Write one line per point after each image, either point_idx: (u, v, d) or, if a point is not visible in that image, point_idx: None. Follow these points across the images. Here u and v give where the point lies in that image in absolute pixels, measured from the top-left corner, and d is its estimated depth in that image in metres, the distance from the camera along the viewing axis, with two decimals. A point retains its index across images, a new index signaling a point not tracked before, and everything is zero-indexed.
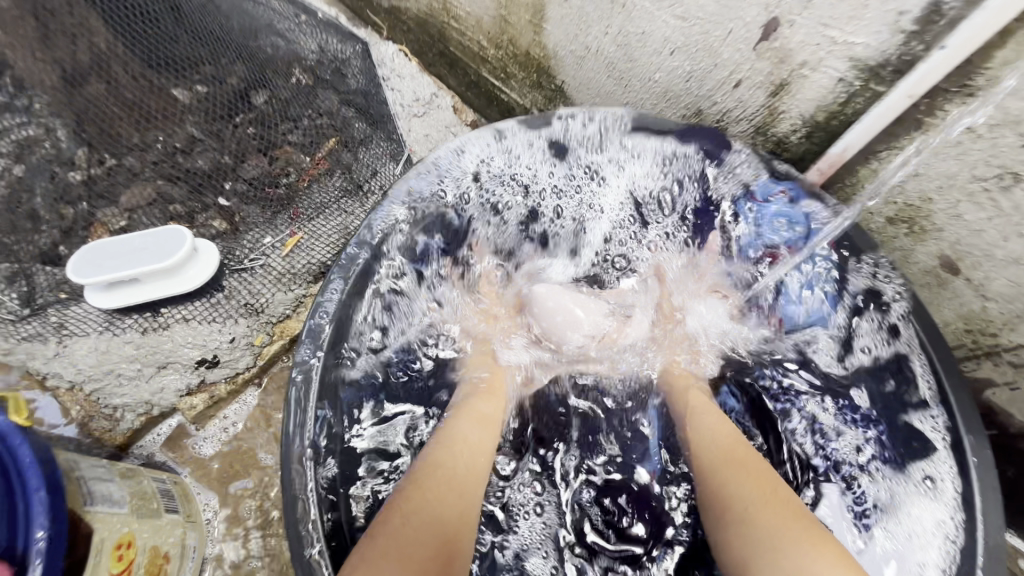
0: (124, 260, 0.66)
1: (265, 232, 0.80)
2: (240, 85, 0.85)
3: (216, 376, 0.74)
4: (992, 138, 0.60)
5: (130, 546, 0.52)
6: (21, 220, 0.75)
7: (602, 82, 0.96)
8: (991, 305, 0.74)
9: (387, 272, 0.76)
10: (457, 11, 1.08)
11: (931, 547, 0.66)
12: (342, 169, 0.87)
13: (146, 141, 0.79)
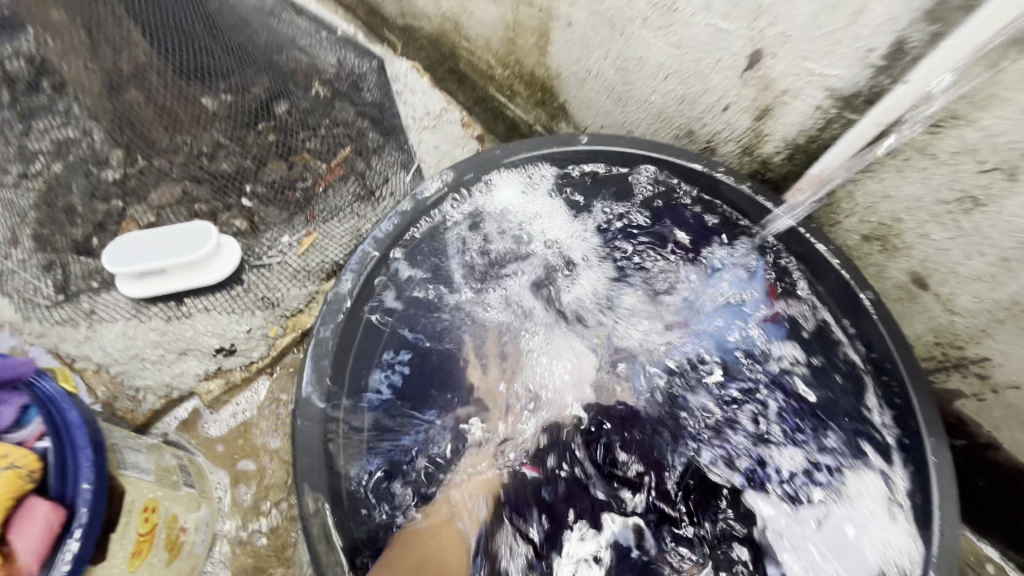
0: (155, 253, 0.72)
1: (281, 232, 0.84)
2: (263, 94, 0.92)
3: (231, 365, 0.79)
4: (952, 164, 0.66)
5: (155, 511, 0.58)
6: (58, 214, 0.81)
7: (601, 102, 1.03)
8: (958, 319, 0.79)
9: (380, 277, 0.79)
10: (468, 31, 1.15)
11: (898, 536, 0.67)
12: (356, 176, 0.93)
13: (175, 144, 0.87)
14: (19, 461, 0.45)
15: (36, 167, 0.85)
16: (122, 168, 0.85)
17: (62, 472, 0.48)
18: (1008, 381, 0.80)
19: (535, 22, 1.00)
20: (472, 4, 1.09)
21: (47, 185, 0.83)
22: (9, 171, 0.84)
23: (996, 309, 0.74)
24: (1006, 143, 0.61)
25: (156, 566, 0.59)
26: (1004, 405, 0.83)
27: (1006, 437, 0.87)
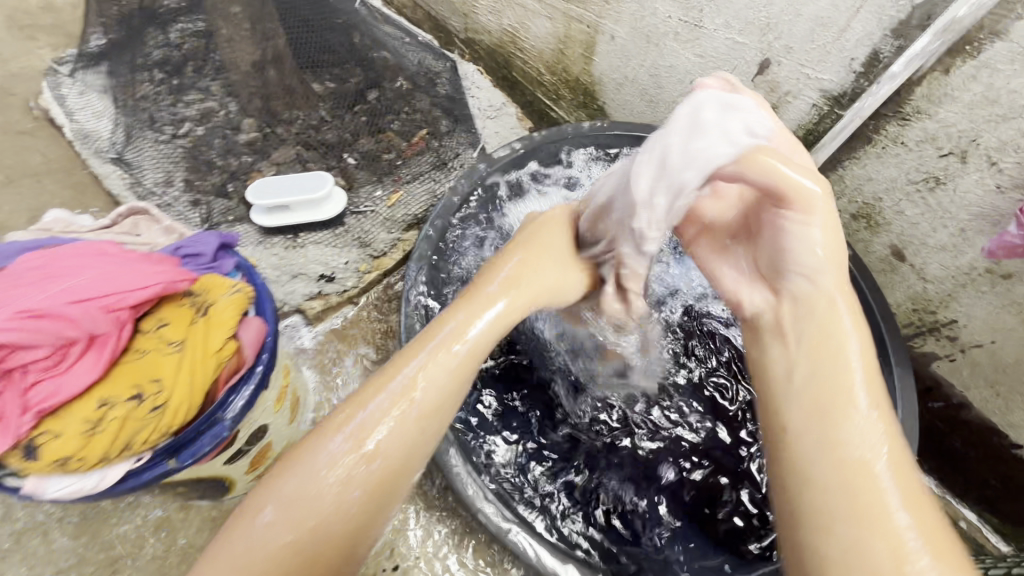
0: (285, 192, 0.93)
1: (375, 188, 1.05)
2: (360, 84, 1.16)
3: (330, 290, 0.97)
4: (919, 150, 0.83)
5: (288, 374, 0.77)
6: (202, 164, 1.03)
7: (635, 104, 1.23)
8: (930, 286, 0.95)
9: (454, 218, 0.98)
10: (523, 44, 1.36)
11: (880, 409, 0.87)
12: (432, 151, 1.13)
13: (292, 118, 1.09)
14: (241, 287, 0.59)
15: (184, 130, 1.07)
16: (251, 134, 1.07)
17: (256, 303, 0.61)
18: (973, 340, 0.95)
19: (583, 37, 1.21)
20: (529, 20, 1.30)
21: (193, 143, 1.05)
22: (164, 131, 1.06)
23: (959, 274, 0.90)
24: (957, 132, 0.78)
25: (284, 419, 0.77)
26: (972, 364, 0.98)
27: (976, 396, 1.01)
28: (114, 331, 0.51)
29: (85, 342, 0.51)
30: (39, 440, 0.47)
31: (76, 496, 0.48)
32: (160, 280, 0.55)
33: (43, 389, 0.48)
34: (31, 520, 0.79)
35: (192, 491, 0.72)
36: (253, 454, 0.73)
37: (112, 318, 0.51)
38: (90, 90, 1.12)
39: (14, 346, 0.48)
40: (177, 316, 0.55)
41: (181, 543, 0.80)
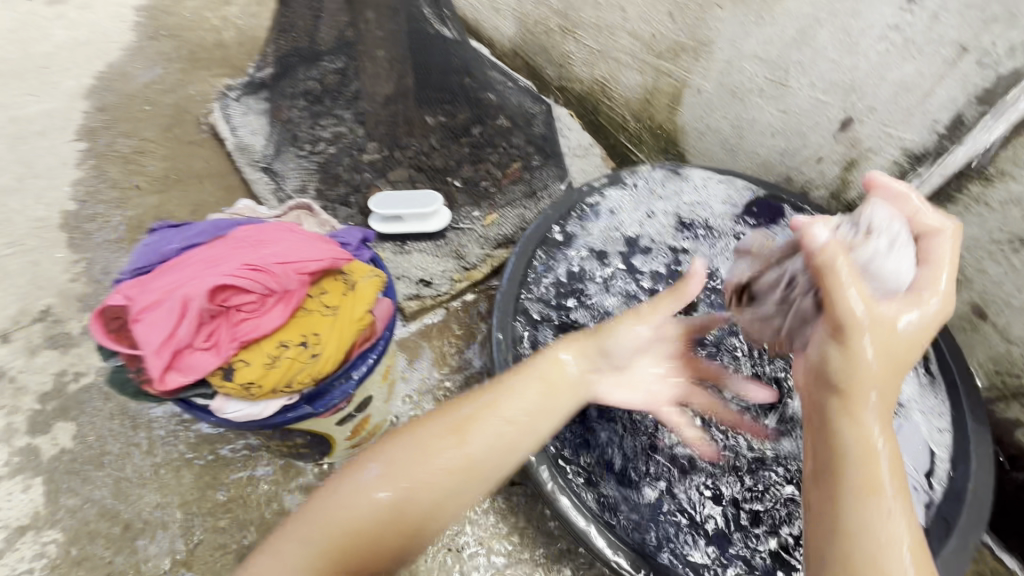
0: (400, 205, 1.09)
1: (473, 209, 1.20)
2: (466, 119, 1.30)
3: (426, 293, 1.10)
4: (1002, 211, 0.86)
5: (392, 357, 0.89)
6: (331, 178, 1.22)
7: (716, 152, 1.31)
8: (1014, 347, 0.94)
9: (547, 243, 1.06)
10: (612, 93, 1.49)
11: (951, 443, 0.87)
12: (524, 181, 1.26)
13: (408, 144, 1.27)
14: (378, 273, 0.70)
15: (320, 148, 1.27)
16: (374, 155, 1.25)
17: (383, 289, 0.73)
18: None
19: (670, 89, 1.32)
20: (620, 72, 1.43)
21: (327, 160, 1.24)
22: (304, 148, 1.26)
23: None
24: None
25: (382, 396, 0.89)
26: None
27: None
28: (299, 290, 0.61)
29: (276, 294, 0.60)
30: (232, 368, 0.57)
31: (244, 418, 0.59)
32: (331, 254, 0.65)
33: (245, 326, 0.58)
34: (167, 456, 0.94)
35: (302, 445, 0.84)
36: (356, 421, 0.85)
37: (300, 280, 0.61)
38: (249, 112, 1.36)
39: (228, 290, 0.58)
40: (332, 287, 0.65)
41: (283, 493, 0.92)
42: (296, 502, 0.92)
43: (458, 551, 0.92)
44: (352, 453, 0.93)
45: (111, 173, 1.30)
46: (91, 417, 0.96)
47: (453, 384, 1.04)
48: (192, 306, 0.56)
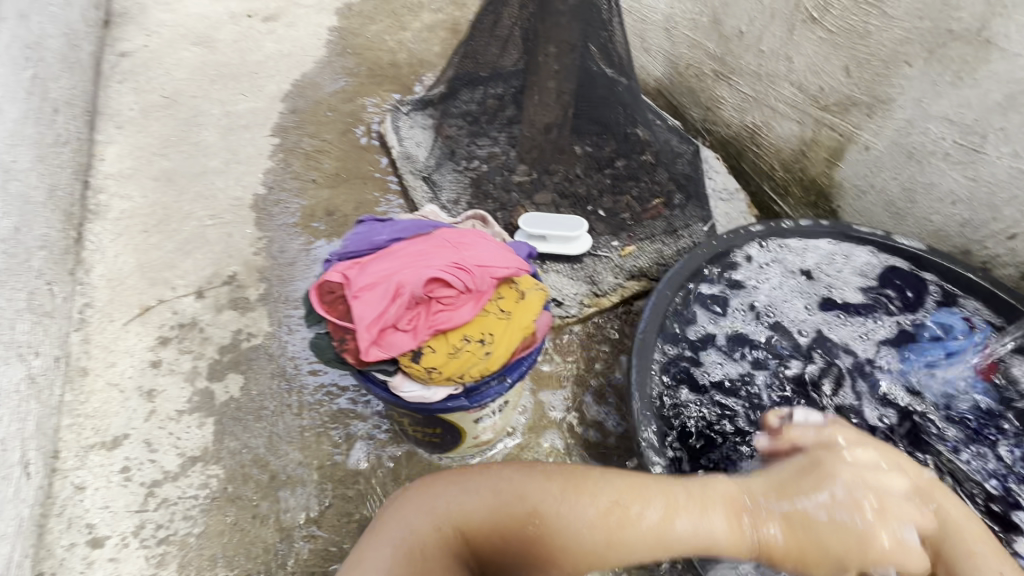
0: (546, 226, 1.15)
1: (612, 239, 1.23)
2: (612, 152, 1.34)
3: (557, 312, 1.13)
4: None
5: None
6: (482, 194, 1.32)
7: (876, 213, 1.23)
8: None
9: (686, 287, 1.06)
10: (762, 140, 1.46)
11: None
12: (664, 219, 1.28)
13: (555, 170, 1.33)
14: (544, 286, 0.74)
15: (475, 165, 1.37)
16: (522, 177, 1.33)
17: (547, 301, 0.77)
18: None
19: (832, 143, 1.27)
20: (775, 120, 1.40)
21: (480, 176, 1.34)
22: (461, 164, 1.38)
23: None
24: None
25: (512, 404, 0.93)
26: None
27: None
28: (487, 292, 0.68)
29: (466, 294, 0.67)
30: (423, 351, 0.64)
31: (417, 399, 0.66)
32: (515, 265, 0.71)
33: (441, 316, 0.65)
34: (314, 421, 1.04)
35: (437, 435, 0.90)
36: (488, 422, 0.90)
37: (489, 285, 0.68)
38: (415, 126, 1.50)
39: (433, 282, 0.67)
40: (508, 293, 0.70)
41: (406, 476, 0.99)
42: None
43: None
44: (475, 450, 0.98)
45: (295, 166, 1.50)
46: (257, 373, 1.10)
47: (572, 404, 1.07)
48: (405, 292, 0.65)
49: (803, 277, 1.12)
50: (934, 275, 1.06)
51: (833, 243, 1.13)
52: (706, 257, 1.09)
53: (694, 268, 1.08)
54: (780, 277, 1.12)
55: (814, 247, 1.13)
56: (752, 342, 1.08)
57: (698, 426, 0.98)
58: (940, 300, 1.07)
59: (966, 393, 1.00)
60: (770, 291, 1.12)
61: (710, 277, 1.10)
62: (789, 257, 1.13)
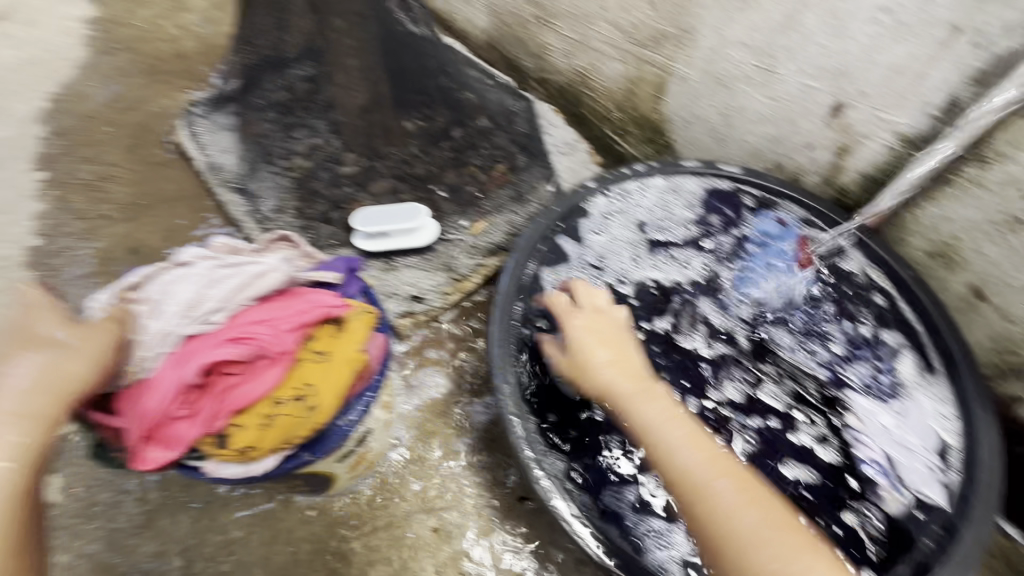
0: (384, 221, 1.04)
1: (459, 218, 1.14)
2: (445, 122, 1.29)
3: (418, 309, 1.07)
4: (1000, 192, 0.85)
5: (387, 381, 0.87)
6: (310, 194, 1.17)
7: (703, 141, 1.28)
8: (1015, 327, 0.94)
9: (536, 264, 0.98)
10: (593, 84, 1.44)
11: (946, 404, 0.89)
12: (511, 184, 1.23)
13: (387, 154, 1.22)
14: (367, 307, 0.67)
15: (296, 164, 1.21)
16: (352, 168, 1.20)
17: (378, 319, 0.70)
18: None
19: (654, 78, 1.29)
20: (602, 62, 1.38)
21: (305, 176, 1.19)
22: (280, 165, 1.21)
23: None
24: None
25: (380, 423, 0.86)
26: None
27: None
28: (295, 343, 0.61)
29: (274, 356, 0.59)
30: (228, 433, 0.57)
31: (245, 475, 0.59)
32: (322, 304, 0.64)
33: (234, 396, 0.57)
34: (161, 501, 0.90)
35: (304, 486, 0.81)
36: (355, 455, 0.82)
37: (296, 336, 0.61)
38: (217, 128, 1.29)
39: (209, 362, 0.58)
40: (322, 334, 0.63)
41: (288, 530, 0.91)
42: (300, 536, 0.91)
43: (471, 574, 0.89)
44: (357, 479, 0.91)
45: (77, 203, 1.24)
46: (77, 467, 0.92)
47: (449, 402, 1.02)
48: (168, 389, 0.57)
49: (645, 218, 1.09)
50: (762, 193, 1.05)
51: (667, 179, 1.07)
52: (548, 225, 1.00)
53: (536, 241, 0.99)
54: (623, 224, 1.08)
55: (651, 184, 1.07)
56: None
57: (568, 416, 0.93)
58: (770, 213, 1.05)
59: (797, 294, 1.05)
60: (609, 246, 1.08)
61: (557, 243, 1.02)
62: (630, 201, 1.07)
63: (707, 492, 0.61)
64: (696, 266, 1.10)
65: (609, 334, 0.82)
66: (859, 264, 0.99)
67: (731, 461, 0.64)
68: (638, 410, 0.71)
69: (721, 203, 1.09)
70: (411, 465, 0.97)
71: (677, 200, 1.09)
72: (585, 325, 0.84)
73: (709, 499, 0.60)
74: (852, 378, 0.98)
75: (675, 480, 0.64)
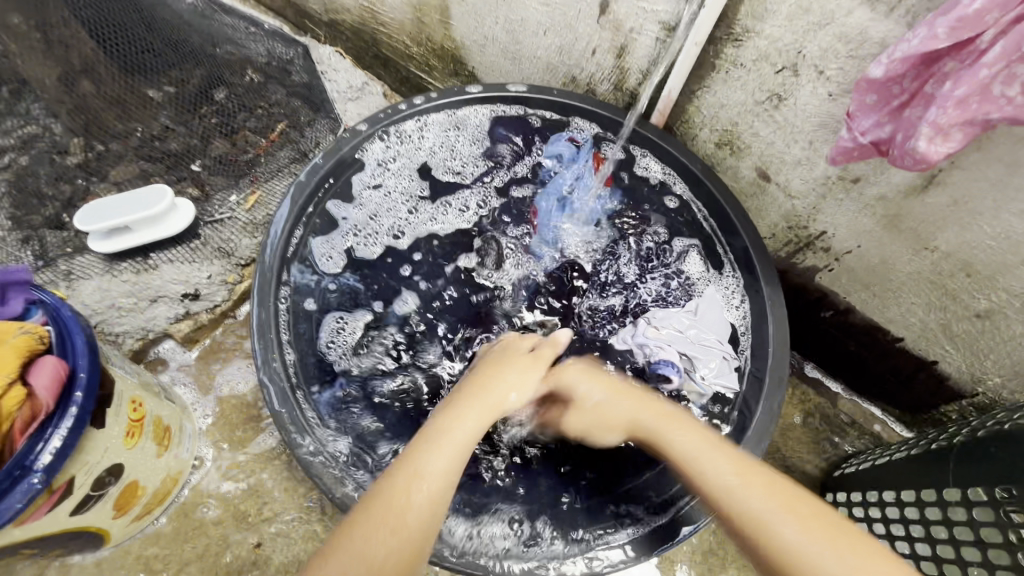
0: (119, 212, 0.85)
1: (230, 193, 0.99)
2: (201, 84, 1.05)
3: (197, 308, 0.92)
4: (757, 69, 0.84)
5: (142, 404, 0.72)
6: (30, 197, 0.93)
7: (501, 64, 1.18)
8: (797, 202, 0.97)
9: (309, 227, 0.90)
10: (382, 17, 1.25)
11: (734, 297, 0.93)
12: (291, 144, 1.07)
13: (127, 131, 1.00)
14: (30, 328, 0.54)
15: (4, 161, 0.96)
16: (82, 156, 0.98)
17: (58, 338, 0.56)
18: (843, 247, 0.98)
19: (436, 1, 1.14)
20: None
21: (17, 175, 0.95)
22: None
23: (818, 185, 0.92)
24: (784, 46, 0.79)
25: (148, 452, 0.73)
26: (847, 271, 1.01)
27: (856, 300, 1.04)
28: None
29: None
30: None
31: None
32: None
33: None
34: None
35: (55, 549, 0.67)
36: (114, 496, 0.69)
37: None
38: None
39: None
40: None
41: None
42: None
43: None
44: (142, 523, 0.78)
45: None
46: None
47: (258, 402, 0.91)
48: None
49: (433, 159, 1.03)
50: (550, 110, 1.01)
51: (450, 113, 0.99)
52: (319, 180, 0.90)
53: (303, 202, 0.88)
54: (407, 167, 1.01)
55: (435, 119, 0.99)
56: (390, 267, 0.97)
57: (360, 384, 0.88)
58: (558, 138, 1.04)
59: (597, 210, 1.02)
60: (394, 197, 1.00)
61: (333, 200, 0.93)
62: (413, 142, 1.00)
63: (757, 523, 0.56)
64: (483, 201, 1.04)
65: (621, 393, 0.74)
66: (653, 170, 0.99)
67: (771, 482, 0.60)
68: (668, 441, 0.67)
69: (506, 134, 1.04)
70: (221, 483, 0.85)
71: (465, 136, 1.03)
72: (601, 387, 0.75)
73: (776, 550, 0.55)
74: (647, 294, 0.99)
75: (712, 498, 0.60)
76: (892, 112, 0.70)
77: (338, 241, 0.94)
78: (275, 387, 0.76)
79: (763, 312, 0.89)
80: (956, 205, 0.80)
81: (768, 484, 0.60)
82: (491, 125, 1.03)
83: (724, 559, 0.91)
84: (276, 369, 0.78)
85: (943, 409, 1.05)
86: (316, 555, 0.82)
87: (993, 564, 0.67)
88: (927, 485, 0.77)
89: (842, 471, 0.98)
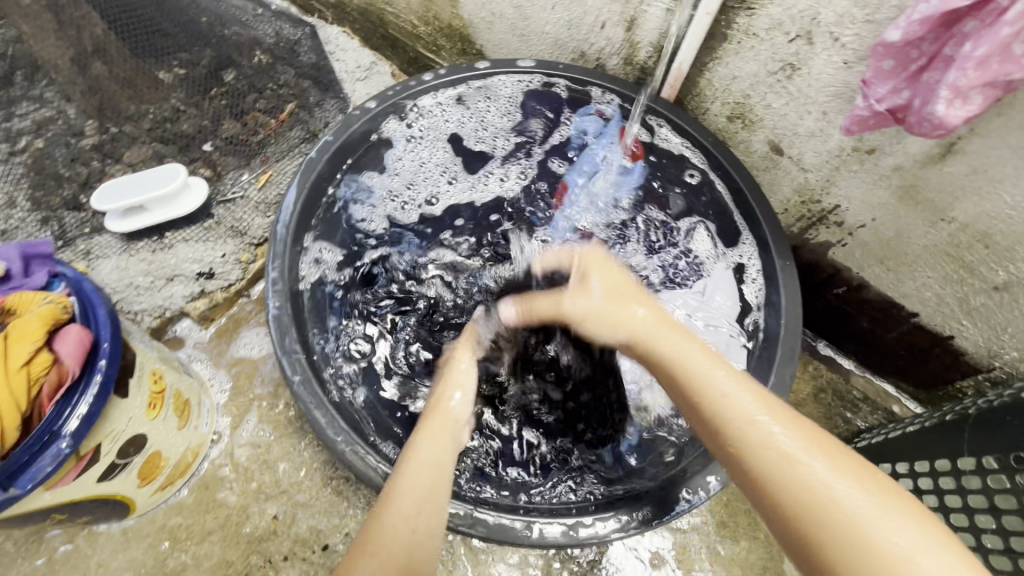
0: (135, 192, 0.87)
1: (242, 173, 1.01)
2: (211, 66, 1.06)
3: (213, 287, 0.93)
4: (770, 39, 0.82)
5: (162, 377, 0.73)
6: (48, 179, 0.95)
7: (509, 41, 1.17)
8: (810, 175, 0.96)
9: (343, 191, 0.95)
10: None
11: (748, 286, 0.92)
12: (300, 124, 1.07)
13: (140, 113, 1.01)
14: (54, 297, 0.56)
15: (21, 144, 0.97)
16: (96, 138, 0.99)
17: (81, 309, 0.57)
18: (857, 221, 0.97)
19: None
20: None
21: (35, 157, 0.96)
22: None
23: (832, 157, 0.90)
24: (799, 13, 0.77)
25: (169, 423, 0.75)
26: (861, 245, 1.00)
27: (870, 274, 1.03)
28: None
29: None
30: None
31: None
32: None
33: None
34: None
35: (83, 517, 0.69)
36: (139, 465, 0.71)
37: None
38: None
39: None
40: None
41: (98, 566, 0.78)
42: (118, 567, 0.79)
43: (324, 550, 0.83)
44: (164, 494, 0.80)
45: None
46: None
47: (274, 378, 0.92)
48: None
49: (466, 126, 1.06)
50: (569, 79, 1.00)
51: (467, 85, 1.00)
52: (333, 145, 0.92)
53: (330, 169, 0.92)
54: (441, 133, 1.05)
55: (462, 90, 1.01)
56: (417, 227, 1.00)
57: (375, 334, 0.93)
58: (588, 113, 1.05)
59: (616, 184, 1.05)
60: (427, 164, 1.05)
61: (367, 166, 0.98)
62: (445, 111, 1.03)
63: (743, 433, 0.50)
64: (522, 171, 1.08)
65: (618, 293, 0.69)
66: (678, 146, 0.98)
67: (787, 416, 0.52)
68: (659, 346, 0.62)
69: (537, 106, 1.06)
70: (240, 456, 0.87)
71: (497, 107, 1.05)
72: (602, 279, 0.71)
73: (801, 481, 0.46)
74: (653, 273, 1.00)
75: (738, 439, 0.51)
76: (909, 78, 0.68)
77: (372, 203, 1.00)
78: (285, 340, 0.79)
79: (774, 307, 0.88)
80: (974, 173, 0.78)
81: (796, 416, 0.52)
82: (523, 95, 1.04)
83: (734, 531, 0.92)
84: (277, 313, 0.80)
85: (958, 384, 1.03)
86: (333, 525, 0.84)
87: (1008, 530, 0.68)
88: (942, 455, 0.77)
89: (854, 445, 0.97)
